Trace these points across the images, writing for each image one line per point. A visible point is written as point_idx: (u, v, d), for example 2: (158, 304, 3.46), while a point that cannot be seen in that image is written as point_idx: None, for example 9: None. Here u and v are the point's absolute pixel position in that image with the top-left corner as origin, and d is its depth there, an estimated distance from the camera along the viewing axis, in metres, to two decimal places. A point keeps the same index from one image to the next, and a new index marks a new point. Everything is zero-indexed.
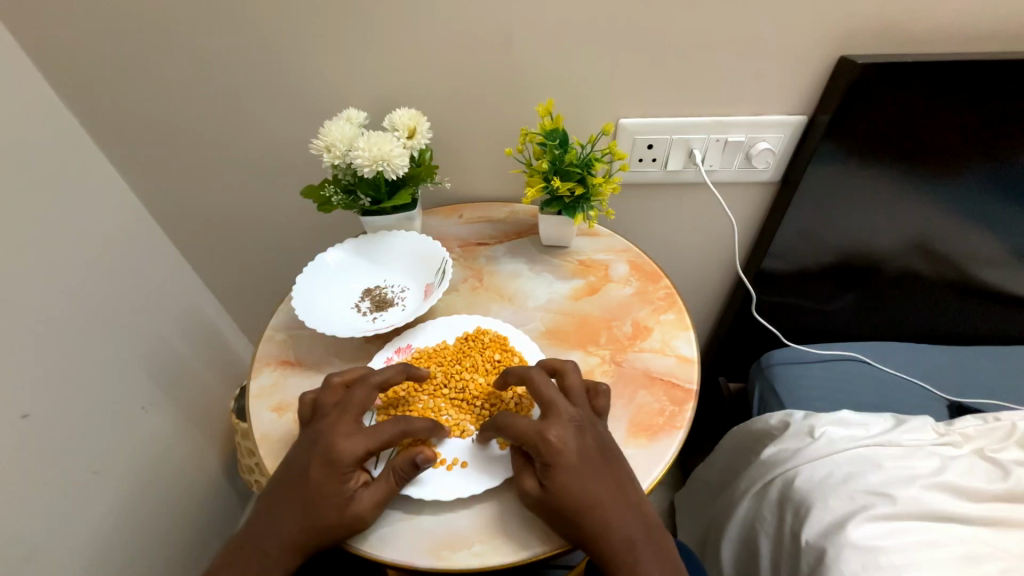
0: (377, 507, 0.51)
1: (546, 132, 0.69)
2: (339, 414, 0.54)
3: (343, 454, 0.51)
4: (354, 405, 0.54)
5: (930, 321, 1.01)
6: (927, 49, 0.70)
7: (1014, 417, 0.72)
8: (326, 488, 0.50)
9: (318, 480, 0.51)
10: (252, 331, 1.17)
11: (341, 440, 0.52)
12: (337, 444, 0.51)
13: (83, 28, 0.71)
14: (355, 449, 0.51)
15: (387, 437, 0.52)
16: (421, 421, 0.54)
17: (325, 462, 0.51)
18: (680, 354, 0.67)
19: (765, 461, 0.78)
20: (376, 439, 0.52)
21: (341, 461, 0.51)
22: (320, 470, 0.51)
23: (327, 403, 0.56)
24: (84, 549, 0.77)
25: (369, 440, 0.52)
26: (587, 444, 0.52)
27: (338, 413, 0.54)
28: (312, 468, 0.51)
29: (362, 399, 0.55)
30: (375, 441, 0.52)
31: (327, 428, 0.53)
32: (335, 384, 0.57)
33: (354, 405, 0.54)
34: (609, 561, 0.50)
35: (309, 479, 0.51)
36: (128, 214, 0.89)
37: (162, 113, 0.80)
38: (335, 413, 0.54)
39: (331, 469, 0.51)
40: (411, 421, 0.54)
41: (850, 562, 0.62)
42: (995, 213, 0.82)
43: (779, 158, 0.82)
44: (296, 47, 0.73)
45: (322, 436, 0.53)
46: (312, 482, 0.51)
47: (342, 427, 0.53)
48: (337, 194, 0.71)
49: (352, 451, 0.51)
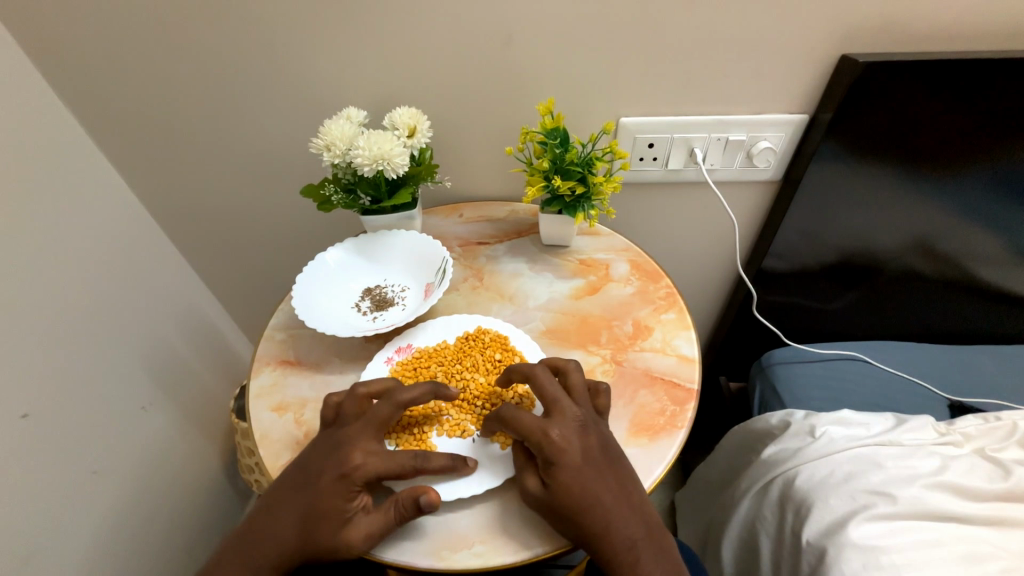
0: (370, 538, 0.49)
1: (546, 130, 0.69)
2: (362, 427, 0.53)
3: (356, 471, 0.51)
4: (377, 421, 0.54)
5: (930, 320, 1.01)
6: (929, 47, 0.70)
7: (1014, 416, 0.73)
8: (330, 503, 0.50)
9: (325, 492, 0.50)
10: (252, 331, 1.17)
11: (357, 457, 0.51)
12: (353, 459, 0.51)
13: (83, 26, 0.71)
14: (368, 470, 0.51)
15: (401, 463, 0.51)
16: (439, 459, 0.52)
17: (338, 476, 0.50)
18: (682, 354, 0.67)
19: (766, 461, 0.78)
20: (392, 466, 0.51)
21: (352, 478, 0.50)
22: (330, 482, 0.50)
23: (349, 413, 0.55)
24: (83, 550, 0.77)
25: (384, 464, 0.51)
26: (590, 443, 0.52)
27: (360, 426, 0.53)
28: (321, 477, 0.51)
29: (385, 418, 0.54)
30: (390, 467, 0.51)
31: (346, 439, 0.53)
32: (360, 396, 0.56)
33: (377, 422, 0.54)
34: (609, 560, 0.50)
35: (317, 487, 0.51)
36: (128, 213, 0.89)
37: (161, 112, 0.80)
38: (358, 425, 0.54)
39: (340, 484, 0.50)
40: (429, 458, 0.52)
41: (850, 561, 0.61)
42: (996, 212, 0.82)
43: (779, 158, 0.82)
44: (296, 45, 0.73)
45: (339, 447, 0.52)
46: (319, 492, 0.50)
47: (362, 443, 0.52)
48: (337, 193, 0.71)
49: (365, 471, 0.51)
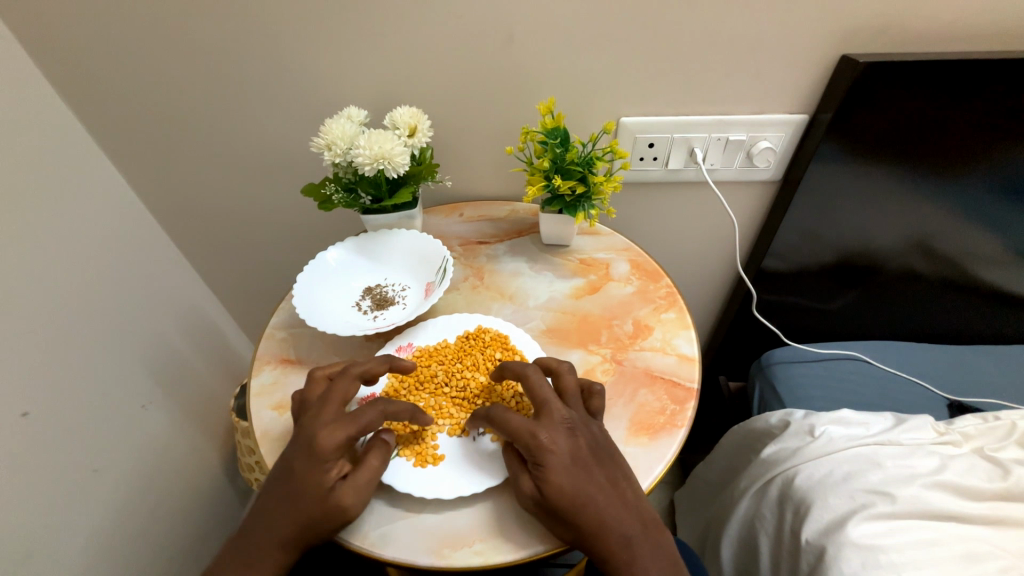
0: (360, 492, 0.51)
1: (547, 130, 0.69)
2: (321, 404, 0.53)
3: (324, 444, 0.50)
4: (337, 394, 0.54)
5: (930, 321, 1.01)
6: (929, 47, 0.70)
7: (1013, 416, 0.73)
8: (310, 479, 0.50)
9: (301, 472, 0.50)
10: (253, 330, 1.17)
11: (321, 430, 0.51)
12: (318, 434, 0.51)
13: (85, 26, 0.71)
14: (334, 438, 0.50)
15: (367, 421, 0.52)
16: (400, 404, 0.55)
17: (308, 453, 0.50)
18: (682, 353, 0.67)
19: (766, 460, 0.78)
20: (357, 425, 0.52)
21: (321, 451, 0.50)
22: (303, 462, 0.50)
23: (311, 396, 0.56)
24: (84, 548, 0.77)
25: (350, 427, 0.51)
26: (579, 444, 0.52)
27: (319, 404, 0.54)
28: (296, 462, 0.51)
29: (344, 389, 0.55)
30: (356, 427, 0.52)
31: (308, 421, 0.53)
32: (318, 377, 0.57)
33: (336, 394, 0.54)
34: (607, 559, 0.50)
35: (293, 473, 0.50)
36: (129, 213, 0.89)
37: (163, 111, 0.80)
38: (317, 405, 0.54)
39: (312, 460, 0.50)
40: (390, 403, 0.54)
41: (850, 561, 0.62)
42: (996, 212, 0.82)
43: (780, 158, 0.82)
44: (296, 45, 0.73)
45: (304, 430, 0.52)
46: (296, 475, 0.50)
47: (324, 417, 0.52)
48: (338, 192, 0.71)
49: (332, 440, 0.51)
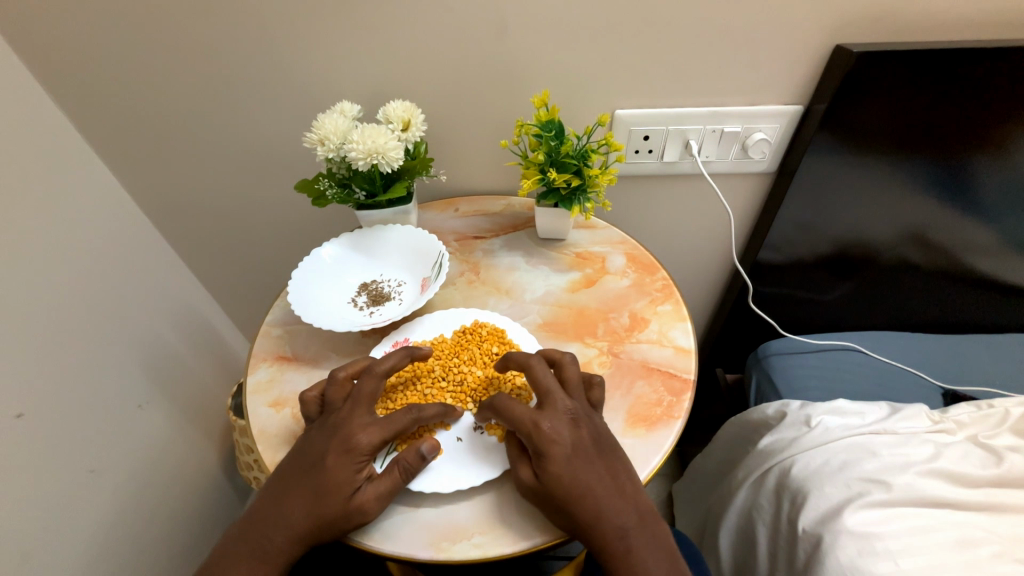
0: (380, 500, 0.51)
1: (541, 123, 0.68)
2: (352, 407, 0.55)
3: (361, 444, 0.52)
4: (366, 395, 0.55)
5: (925, 311, 1.02)
6: (920, 36, 0.70)
7: (1007, 404, 0.74)
8: (339, 477, 0.51)
9: (331, 470, 0.51)
10: (245, 327, 1.16)
11: (358, 431, 0.53)
12: (354, 434, 0.53)
13: (71, 24, 0.70)
14: (370, 439, 0.52)
15: (399, 425, 0.53)
16: (432, 408, 0.55)
17: (341, 451, 0.52)
18: (678, 345, 0.67)
19: (763, 450, 0.79)
20: (392, 428, 0.53)
21: (356, 451, 0.52)
22: (335, 458, 0.52)
23: (335, 397, 0.57)
24: (82, 546, 0.76)
25: (384, 429, 0.53)
26: (582, 435, 0.52)
27: (351, 405, 0.55)
28: (326, 457, 0.52)
29: (372, 390, 0.56)
30: (390, 430, 0.53)
31: (342, 420, 0.54)
32: (341, 379, 0.57)
33: (365, 396, 0.55)
34: (603, 549, 0.50)
35: (322, 467, 0.52)
36: (121, 212, 0.89)
37: (153, 109, 0.79)
38: (348, 406, 0.55)
39: (345, 458, 0.52)
40: (423, 409, 0.55)
41: (846, 548, 0.62)
42: (992, 204, 0.82)
43: (774, 149, 0.82)
44: (284, 38, 0.72)
45: (338, 427, 0.54)
46: (327, 470, 0.51)
47: (359, 418, 0.54)
48: (332, 187, 0.71)
49: (368, 442, 0.52)
